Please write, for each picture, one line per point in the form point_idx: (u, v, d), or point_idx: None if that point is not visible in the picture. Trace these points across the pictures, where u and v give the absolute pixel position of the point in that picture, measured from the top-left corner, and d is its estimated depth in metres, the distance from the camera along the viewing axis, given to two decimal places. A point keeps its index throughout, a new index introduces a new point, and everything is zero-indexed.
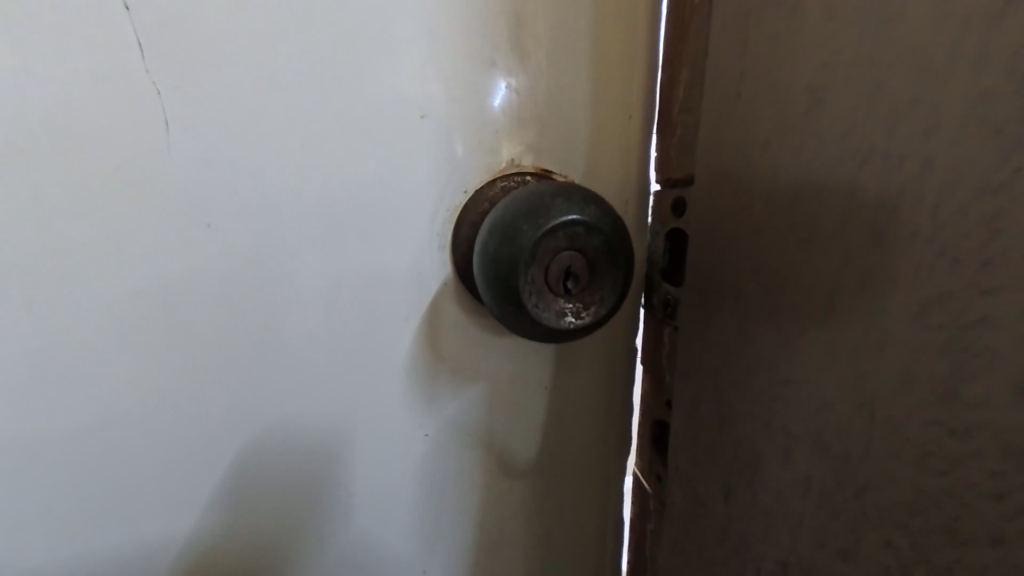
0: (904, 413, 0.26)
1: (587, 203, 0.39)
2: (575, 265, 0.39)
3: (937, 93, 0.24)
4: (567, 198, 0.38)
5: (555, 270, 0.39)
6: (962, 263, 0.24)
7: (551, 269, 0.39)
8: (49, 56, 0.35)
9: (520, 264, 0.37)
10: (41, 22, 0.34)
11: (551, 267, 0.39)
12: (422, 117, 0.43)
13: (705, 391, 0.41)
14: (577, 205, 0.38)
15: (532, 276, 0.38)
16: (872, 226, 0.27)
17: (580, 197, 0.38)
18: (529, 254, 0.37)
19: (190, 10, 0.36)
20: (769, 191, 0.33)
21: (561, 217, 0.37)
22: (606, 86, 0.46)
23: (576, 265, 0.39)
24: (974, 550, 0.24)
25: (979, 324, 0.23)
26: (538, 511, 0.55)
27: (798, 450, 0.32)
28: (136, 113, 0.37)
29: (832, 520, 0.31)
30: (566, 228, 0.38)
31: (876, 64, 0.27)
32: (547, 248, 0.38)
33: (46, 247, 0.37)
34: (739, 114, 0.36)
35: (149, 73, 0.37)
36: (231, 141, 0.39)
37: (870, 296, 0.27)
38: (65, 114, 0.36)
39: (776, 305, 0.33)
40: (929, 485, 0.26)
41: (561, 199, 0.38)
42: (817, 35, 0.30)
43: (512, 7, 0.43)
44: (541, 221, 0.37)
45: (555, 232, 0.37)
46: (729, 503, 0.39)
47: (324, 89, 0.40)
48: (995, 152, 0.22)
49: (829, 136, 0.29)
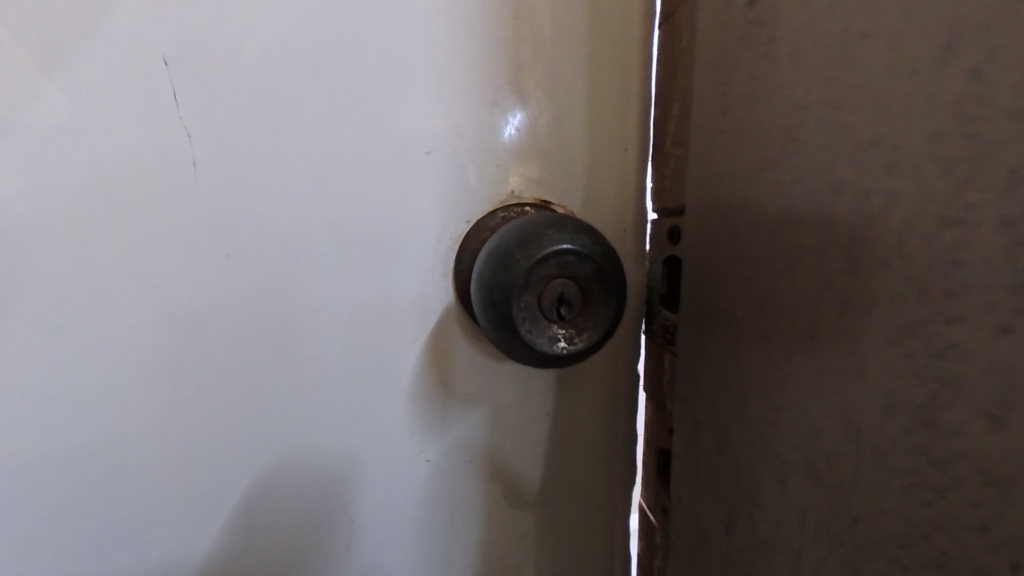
0: (889, 439, 0.26)
1: (579, 231, 0.40)
2: (568, 291, 0.40)
3: (896, 130, 0.25)
4: (559, 227, 0.40)
5: (548, 297, 0.40)
6: (928, 290, 0.24)
7: (545, 296, 0.40)
8: (98, 106, 0.39)
9: (514, 291, 0.39)
10: (90, 77, 0.39)
11: (544, 293, 0.40)
12: (428, 152, 0.46)
13: (703, 418, 0.41)
14: (569, 233, 0.40)
15: (526, 303, 0.40)
16: (848, 254, 0.28)
17: (573, 227, 0.40)
18: (522, 282, 0.39)
19: (220, 63, 0.41)
20: (753, 222, 0.35)
21: (553, 245, 0.39)
22: (601, 121, 0.49)
23: (569, 291, 0.41)
24: None
25: (950, 352, 0.23)
26: (542, 541, 0.54)
27: (793, 479, 0.32)
28: (171, 153, 0.41)
29: (828, 553, 0.30)
30: (558, 256, 0.39)
31: (841, 103, 0.28)
32: (540, 276, 0.39)
33: (81, 276, 0.40)
34: (723, 147, 0.38)
35: (182, 118, 0.41)
36: (251, 176, 0.43)
37: (849, 323, 0.28)
38: (105, 153, 0.40)
39: (766, 331, 0.34)
40: (917, 515, 0.25)
41: (553, 229, 0.39)
42: (787, 78, 0.32)
43: (513, 52, 0.46)
44: (533, 249, 0.39)
45: (547, 260, 0.39)
46: (731, 534, 0.38)
47: (339, 129, 0.44)
48: (952, 184, 0.23)
49: (805, 169, 0.31)
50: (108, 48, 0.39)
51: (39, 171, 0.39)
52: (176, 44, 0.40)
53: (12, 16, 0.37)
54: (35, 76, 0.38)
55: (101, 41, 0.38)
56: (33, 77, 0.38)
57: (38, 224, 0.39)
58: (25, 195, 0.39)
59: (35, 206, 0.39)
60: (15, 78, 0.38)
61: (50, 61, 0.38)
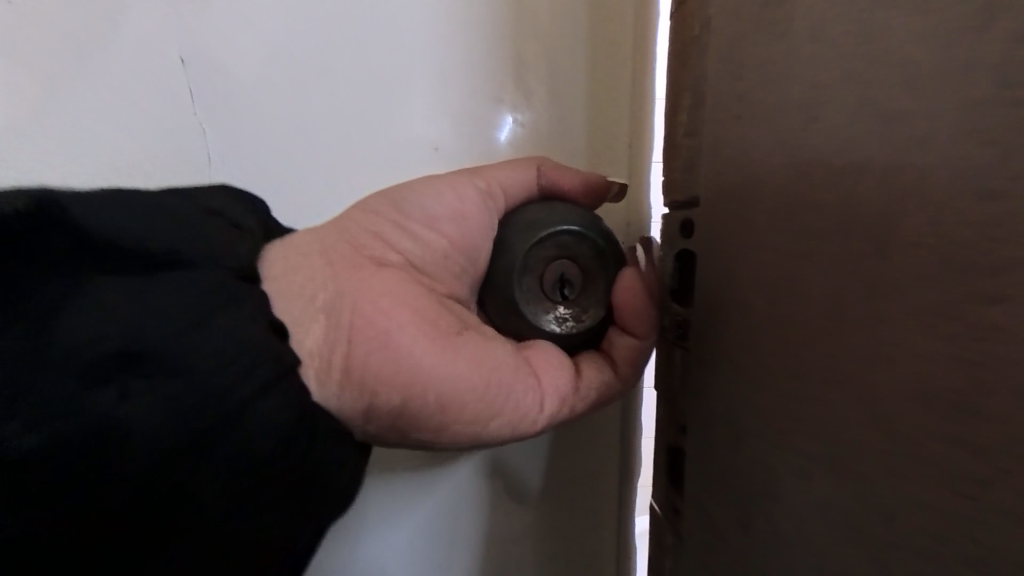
0: (924, 428, 0.25)
1: (573, 213, 0.43)
2: (568, 270, 0.43)
3: (928, 104, 0.25)
4: (553, 211, 0.43)
5: (550, 277, 0.43)
6: (967, 270, 0.23)
7: (546, 277, 0.43)
8: (122, 101, 0.43)
9: (516, 274, 0.42)
10: (115, 75, 0.43)
11: (546, 274, 0.43)
12: (434, 148, 0.46)
13: (717, 412, 0.40)
14: (563, 214, 0.42)
15: (529, 284, 0.43)
16: (874, 234, 0.27)
17: (566, 210, 0.43)
18: (522, 265, 0.42)
19: (232, 62, 0.44)
20: (768, 208, 0.34)
21: (548, 228, 0.42)
22: (607, 115, 0.48)
23: (569, 271, 0.43)
24: None
25: (992, 334, 0.23)
26: (548, 540, 0.52)
27: (815, 474, 0.31)
28: (185, 143, 0.44)
29: (856, 550, 0.29)
30: (554, 237, 0.42)
31: (866, 80, 0.27)
32: (540, 257, 0.42)
33: None
34: (738, 132, 0.37)
35: (196, 112, 0.44)
36: (264, 171, 0.45)
37: (876, 308, 0.27)
38: (126, 144, 0.44)
39: (784, 319, 0.33)
40: (958, 509, 0.24)
41: (547, 212, 0.43)
42: (805, 58, 0.31)
43: (518, 41, 0.46)
44: (531, 234, 0.42)
45: (543, 242, 0.42)
46: (748, 533, 0.37)
47: (348, 122, 0.45)
48: (993, 157, 0.22)
49: (827, 148, 0.29)
50: (132, 49, 0.43)
51: (55, 169, 0.43)
52: (191, 44, 0.43)
53: (50, 18, 0.42)
54: (69, 75, 0.43)
55: (123, 50, 0.43)
56: (67, 84, 0.43)
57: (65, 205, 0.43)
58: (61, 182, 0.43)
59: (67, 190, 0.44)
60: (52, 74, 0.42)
61: (85, 62, 0.43)
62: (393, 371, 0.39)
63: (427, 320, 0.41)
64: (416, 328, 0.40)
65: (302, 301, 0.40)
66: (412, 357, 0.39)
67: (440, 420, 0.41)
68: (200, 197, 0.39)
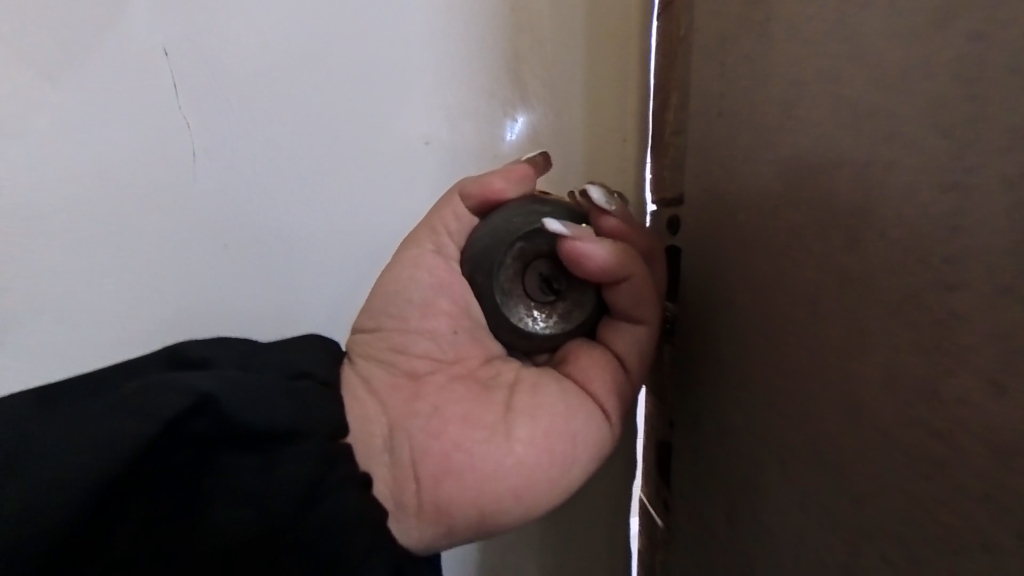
0: (891, 414, 0.26)
1: (510, 217, 0.38)
2: (543, 270, 0.39)
3: (893, 100, 0.25)
4: (490, 228, 0.38)
5: (534, 288, 0.39)
6: (928, 259, 0.24)
7: (529, 290, 0.39)
8: (103, 95, 0.42)
9: (502, 305, 0.38)
10: (94, 66, 0.42)
11: (528, 288, 0.39)
12: (428, 143, 0.46)
13: (705, 408, 0.41)
14: (504, 224, 0.38)
15: (518, 308, 0.39)
16: (848, 227, 0.27)
17: (505, 216, 0.38)
18: (501, 296, 0.38)
19: (218, 58, 0.43)
20: (752, 204, 0.34)
21: (501, 252, 0.38)
22: (600, 111, 0.49)
23: (543, 270, 0.39)
24: (966, 558, 0.23)
25: (952, 321, 0.23)
26: (542, 535, 0.53)
27: (795, 464, 0.32)
28: (168, 138, 0.43)
29: (831, 536, 0.29)
30: (512, 254, 0.38)
31: (841, 77, 0.28)
32: (511, 278, 0.38)
33: (83, 264, 0.43)
34: (722, 128, 0.38)
35: (182, 108, 0.43)
36: (252, 165, 0.44)
37: (849, 300, 0.28)
38: (109, 141, 0.43)
39: (768, 313, 0.33)
40: (921, 492, 0.25)
41: (486, 232, 0.38)
42: (784, 56, 0.32)
43: (512, 40, 0.46)
44: (492, 263, 0.38)
45: (505, 263, 0.38)
46: (734, 524, 0.38)
47: (341, 118, 0.45)
48: (951, 149, 0.23)
49: (804, 143, 0.30)
50: (114, 41, 0.42)
51: (33, 163, 0.42)
52: (180, 37, 0.42)
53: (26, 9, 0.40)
54: (46, 66, 0.41)
55: (104, 42, 0.42)
56: (42, 77, 0.41)
57: (41, 201, 0.42)
58: (36, 180, 0.42)
59: (40, 186, 0.42)
60: (28, 65, 0.41)
61: (62, 53, 0.41)
62: (452, 479, 0.35)
63: (467, 413, 0.37)
64: (459, 422, 0.36)
65: (354, 426, 0.36)
66: (466, 454, 0.35)
67: (521, 513, 0.36)
68: (302, 360, 0.38)
